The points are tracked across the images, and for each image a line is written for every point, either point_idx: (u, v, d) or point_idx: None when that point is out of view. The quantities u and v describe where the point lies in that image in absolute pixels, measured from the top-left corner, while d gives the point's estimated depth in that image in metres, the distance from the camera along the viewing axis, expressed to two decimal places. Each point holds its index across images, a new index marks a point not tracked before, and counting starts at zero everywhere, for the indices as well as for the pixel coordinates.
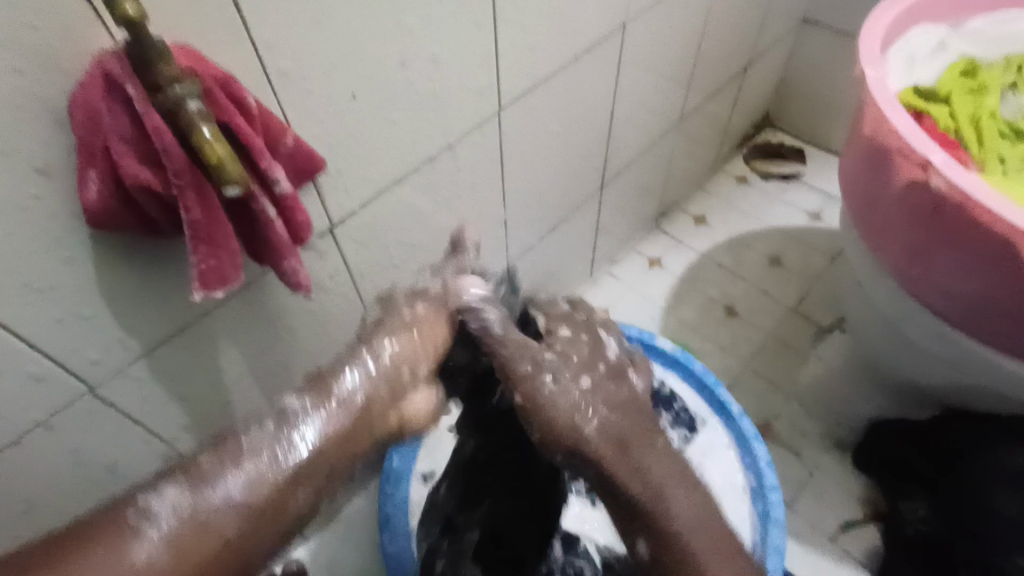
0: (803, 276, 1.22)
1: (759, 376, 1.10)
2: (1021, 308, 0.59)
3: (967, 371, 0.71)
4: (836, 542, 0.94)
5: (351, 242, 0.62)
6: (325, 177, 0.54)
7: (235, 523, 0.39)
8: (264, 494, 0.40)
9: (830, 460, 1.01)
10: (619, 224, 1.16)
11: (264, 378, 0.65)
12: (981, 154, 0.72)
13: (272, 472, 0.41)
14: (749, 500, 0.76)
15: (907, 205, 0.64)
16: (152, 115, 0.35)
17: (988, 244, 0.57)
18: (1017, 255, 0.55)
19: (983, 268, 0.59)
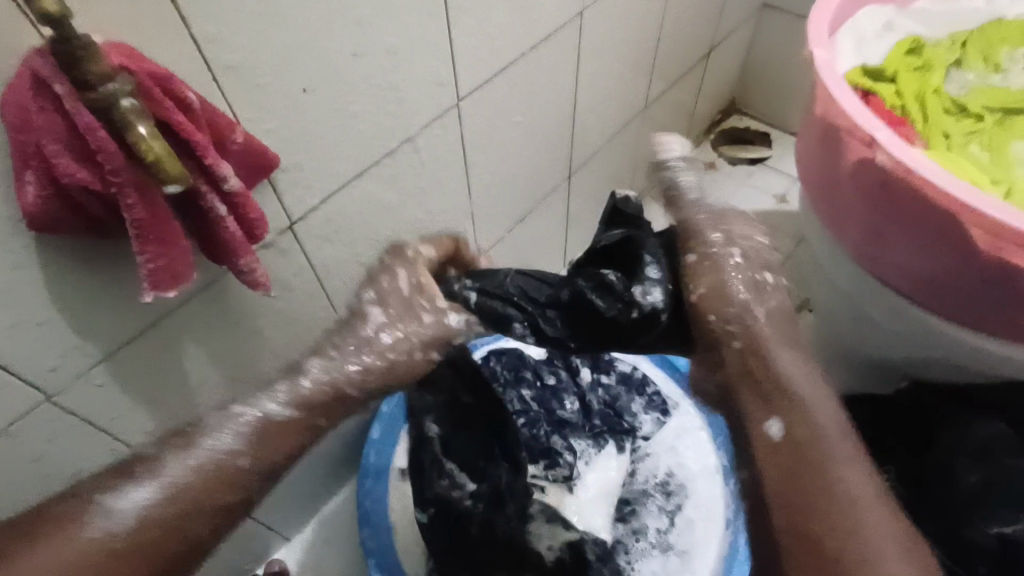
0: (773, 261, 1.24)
1: None
2: (975, 280, 0.60)
3: (929, 343, 0.72)
4: None
5: (315, 240, 0.62)
6: (281, 173, 0.53)
7: (173, 516, 0.44)
8: (201, 485, 0.45)
9: None
10: (590, 215, 1.17)
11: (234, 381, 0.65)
12: (925, 129, 0.73)
13: (213, 466, 0.46)
14: (721, 480, 0.84)
15: (863, 187, 0.65)
16: (85, 116, 0.35)
17: (938, 215, 0.59)
18: (965, 225, 0.57)
19: (937, 241, 0.61)
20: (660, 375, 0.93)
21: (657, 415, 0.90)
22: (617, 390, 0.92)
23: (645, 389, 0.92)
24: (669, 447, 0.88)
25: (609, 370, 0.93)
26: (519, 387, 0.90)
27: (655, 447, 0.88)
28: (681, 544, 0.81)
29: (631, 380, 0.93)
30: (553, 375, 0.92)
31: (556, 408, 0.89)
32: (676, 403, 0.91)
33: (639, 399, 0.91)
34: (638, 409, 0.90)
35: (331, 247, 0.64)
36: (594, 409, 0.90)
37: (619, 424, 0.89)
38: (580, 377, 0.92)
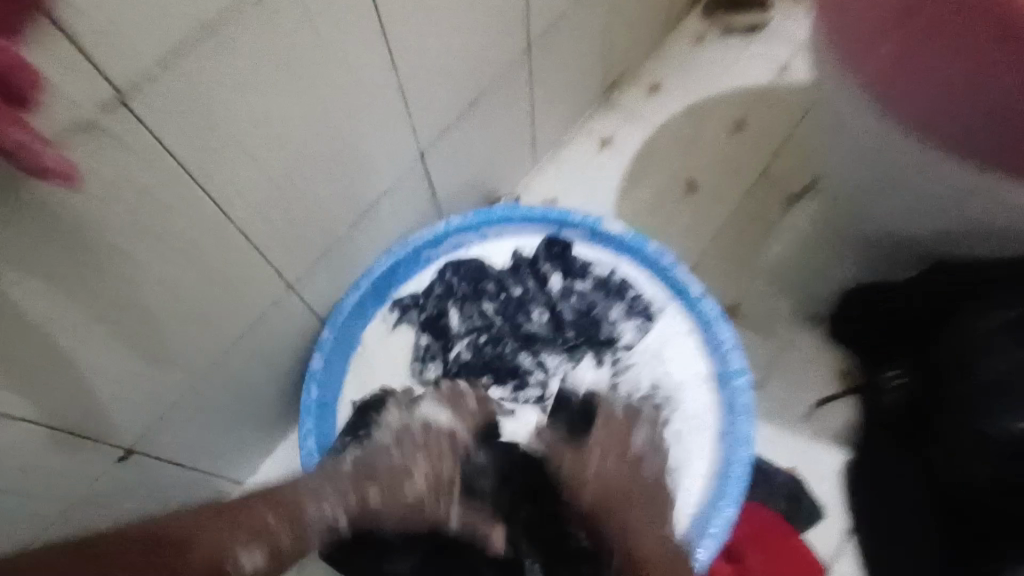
0: (771, 139, 1.08)
1: (725, 253, 0.98)
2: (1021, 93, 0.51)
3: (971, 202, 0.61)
4: (810, 420, 0.86)
5: (165, 123, 0.47)
6: (71, 7, 0.38)
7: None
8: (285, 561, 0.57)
9: (804, 335, 0.92)
10: (558, 97, 1.01)
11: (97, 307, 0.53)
12: None
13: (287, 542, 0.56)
14: (715, 388, 0.74)
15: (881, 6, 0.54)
16: None
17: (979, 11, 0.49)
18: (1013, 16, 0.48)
19: (973, 48, 0.51)
20: (647, 277, 0.80)
21: (641, 323, 0.78)
22: (595, 297, 0.80)
23: (626, 294, 0.80)
24: (652, 355, 0.77)
25: (585, 274, 0.81)
26: (479, 301, 0.81)
27: (641, 357, 0.77)
28: (670, 463, 0.72)
29: (610, 283, 0.80)
30: (519, 284, 0.82)
31: (524, 322, 0.80)
32: (663, 308, 0.78)
33: (618, 306, 0.80)
34: (618, 316, 0.79)
35: (193, 132, 0.50)
36: (569, 320, 0.79)
37: (597, 334, 0.78)
38: (549, 285, 0.81)
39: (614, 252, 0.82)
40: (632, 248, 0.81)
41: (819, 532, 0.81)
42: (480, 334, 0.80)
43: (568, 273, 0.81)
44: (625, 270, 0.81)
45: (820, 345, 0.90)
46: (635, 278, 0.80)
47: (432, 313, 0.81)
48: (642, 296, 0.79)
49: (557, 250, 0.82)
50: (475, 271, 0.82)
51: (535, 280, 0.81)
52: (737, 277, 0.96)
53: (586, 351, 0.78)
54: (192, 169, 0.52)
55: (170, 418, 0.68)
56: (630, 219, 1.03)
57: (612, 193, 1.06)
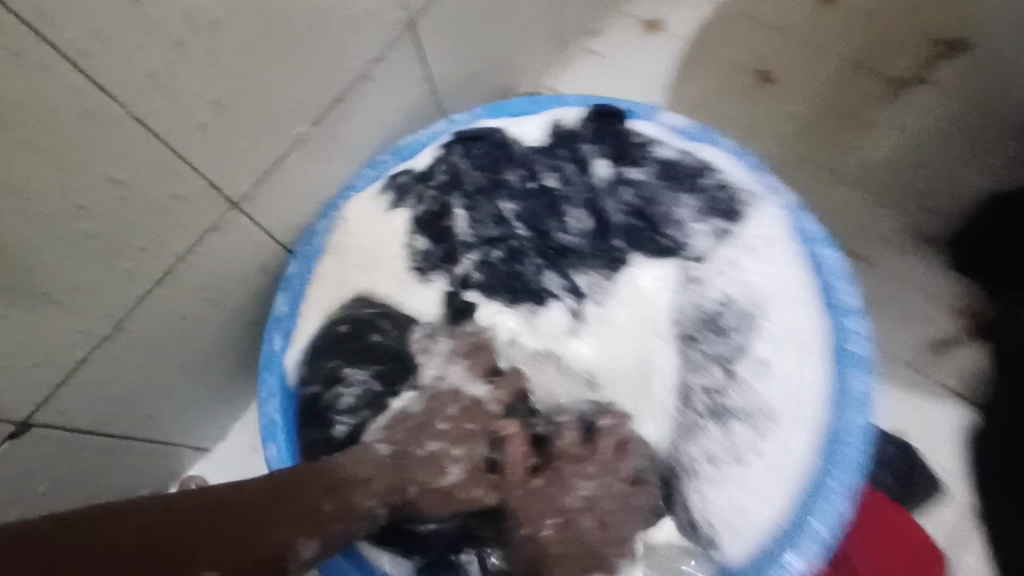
0: (869, 10, 0.83)
1: (809, 159, 0.76)
2: None
3: None
4: (923, 372, 0.66)
5: None
6: None
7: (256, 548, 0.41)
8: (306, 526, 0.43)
9: (914, 261, 0.70)
10: None
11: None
12: None
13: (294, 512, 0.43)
14: (816, 321, 0.53)
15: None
16: None
17: None
18: None
19: None
20: (731, 164, 0.59)
21: (720, 226, 0.59)
22: (655, 190, 0.61)
23: (698, 186, 0.60)
24: (730, 271, 0.57)
25: (643, 159, 0.62)
26: (497, 195, 0.64)
27: (713, 269, 0.58)
28: (742, 407, 0.54)
29: (677, 169, 0.61)
30: (552, 172, 0.64)
31: (552, 229, 0.64)
32: (756, 205, 0.58)
33: (687, 200, 0.60)
34: (685, 217, 0.60)
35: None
36: (614, 225, 0.63)
37: (653, 240, 0.61)
38: (593, 172, 0.63)
39: (684, 128, 0.61)
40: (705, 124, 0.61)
41: (937, 518, 0.61)
42: (496, 246, 0.65)
43: (619, 159, 0.63)
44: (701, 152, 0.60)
45: (935, 275, 0.69)
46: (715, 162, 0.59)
47: (434, 209, 0.64)
48: (725, 186, 0.59)
49: (607, 125, 0.63)
50: (495, 156, 0.64)
51: (573, 168, 0.64)
52: (823, 189, 0.74)
53: (634, 260, 0.62)
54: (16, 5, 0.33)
55: (85, 379, 0.51)
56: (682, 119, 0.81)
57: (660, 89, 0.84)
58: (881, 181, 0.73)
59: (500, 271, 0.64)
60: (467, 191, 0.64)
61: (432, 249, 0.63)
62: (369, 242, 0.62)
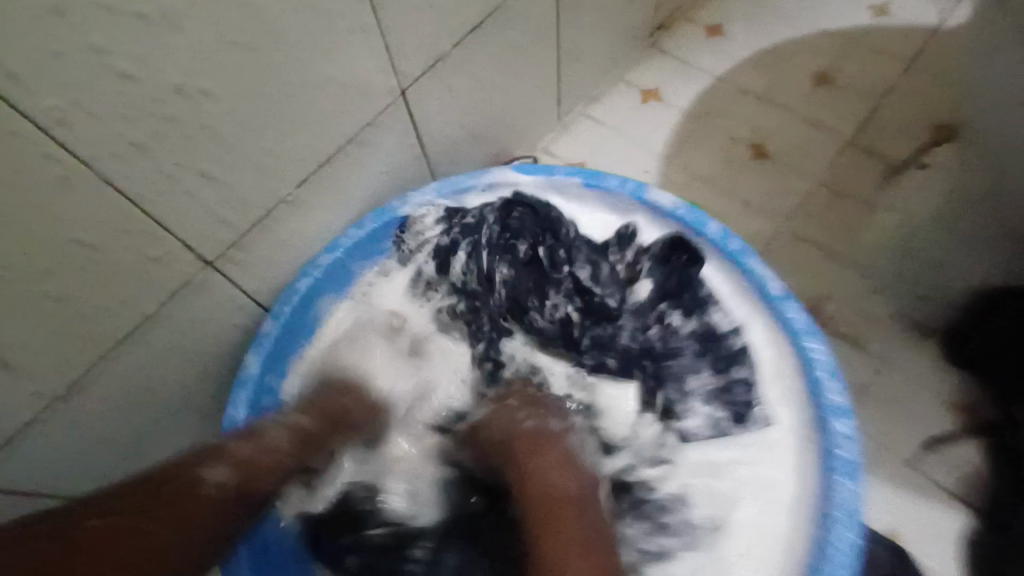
0: (865, 96, 0.86)
1: (804, 237, 0.77)
2: None
3: None
4: (919, 469, 0.64)
5: None
6: None
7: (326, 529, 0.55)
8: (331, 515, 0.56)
9: (911, 351, 0.69)
10: (595, 33, 0.81)
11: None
12: None
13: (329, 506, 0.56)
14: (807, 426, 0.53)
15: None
16: None
17: None
18: None
19: None
20: (778, 368, 0.56)
21: (723, 418, 0.55)
22: (682, 344, 0.58)
23: (726, 370, 0.57)
24: (714, 446, 0.55)
25: (692, 312, 0.59)
26: (500, 257, 0.60)
27: (681, 456, 0.56)
28: None
29: (715, 342, 0.57)
30: (585, 269, 0.60)
31: (533, 304, 0.60)
32: (769, 422, 0.54)
33: (706, 375, 0.57)
34: (694, 389, 0.57)
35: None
36: (620, 346, 0.59)
37: (652, 391, 0.57)
38: (632, 291, 0.60)
39: (756, 306, 0.58)
40: (772, 312, 0.57)
41: None
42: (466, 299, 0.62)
43: (664, 300, 0.59)
44: (750, 335, 0.57)
45: (928, 366, 0.68)
46: (758, 354, 0.56)
47: (446, 244, 0.62)
48: (748, 386, 0.56)
49: (676, 262, 0.59)
50: (534, 226, 0.61)
51: (608, 274, 0.60)
52: (819, 271, 0.75)
53: (614, 378, 0.59)
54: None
55: (44, 433, 0.49)
56: (680, 191, 0.82)
57: (657, 157, 0.85)
58: (875, 263, 0.74)
59: (460, 323, 0.63)
60: (478, 239, 0.61)
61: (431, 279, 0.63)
62: (360, 285, 0.64)
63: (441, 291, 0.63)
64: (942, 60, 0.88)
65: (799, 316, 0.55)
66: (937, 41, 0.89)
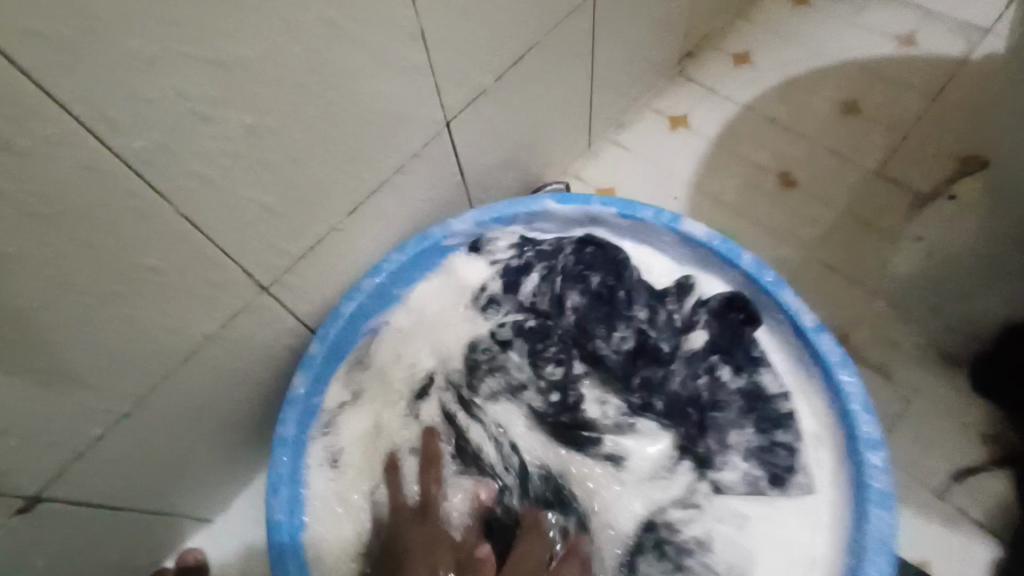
0: (891, 125, 0.88)
1: (831, 265, 0.78)
2: None
3: None
4: (946, 499, 0.65)
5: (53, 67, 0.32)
6: None
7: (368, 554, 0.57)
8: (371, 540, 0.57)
9: (938, 380, 0.70)
10: (626, 63, 0.84)
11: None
12: None
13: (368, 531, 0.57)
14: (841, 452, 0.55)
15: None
16: None
17: None
18: None
19: None
20: (823, 439, 0.56)
21: (759, 475, 0.56)
22: (728, 398, 0.59)
23: (769, 432, 0.57)
24: (748, 497, 0.55)
25: (742, 369, 0.60)
26: (574, 286, 0.65)
27: (710, 507, 0.56)
28: None
29: (763, 402, 0.58)
30: (644, 312, 0.63)
31: (600, 332, 0.63)
32: (809, 490, 0.55)
33: (749, 433, 0.57)
34: (735, 443, 0.57)
35: (82, 68, 0.34)
36: (670, 390, 0.60)
37: (691, 440, 0.58)
38: (689, 339, 0.62)
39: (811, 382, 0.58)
40: (823, 383, 0.57)
41: None
42: (535, 317, 0.65)
43: (717, 355, 0.60)
44: (799, 404, 0.58)
45: (955, 396, 0.69)
46: (804, 421, 0.57)
47: (518, 266, 0.67)
48: (792, 451, 0.56)
49: (732, 319, 0.61)
50: (605, 263, 0.66)
51: (665, 320, 0.63)
52: (846, 299, 0.76)
53: (659, 422, 0.59)
54: (97, 130, 0.36)
55: (106, 446, 0.52)
56: (708, 218, 0.84)
57: (684, 183, 0.87)
58: (903, 293, 0.75)
59: (522, 341, 0.64)
60: (554, 265, 0.66)
61: (498, 297, 0.66)
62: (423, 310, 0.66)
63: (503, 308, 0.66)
64: (969, 91, 0.89)
65: (830, 344, 0.57)
66: (964, 72, 0.90)
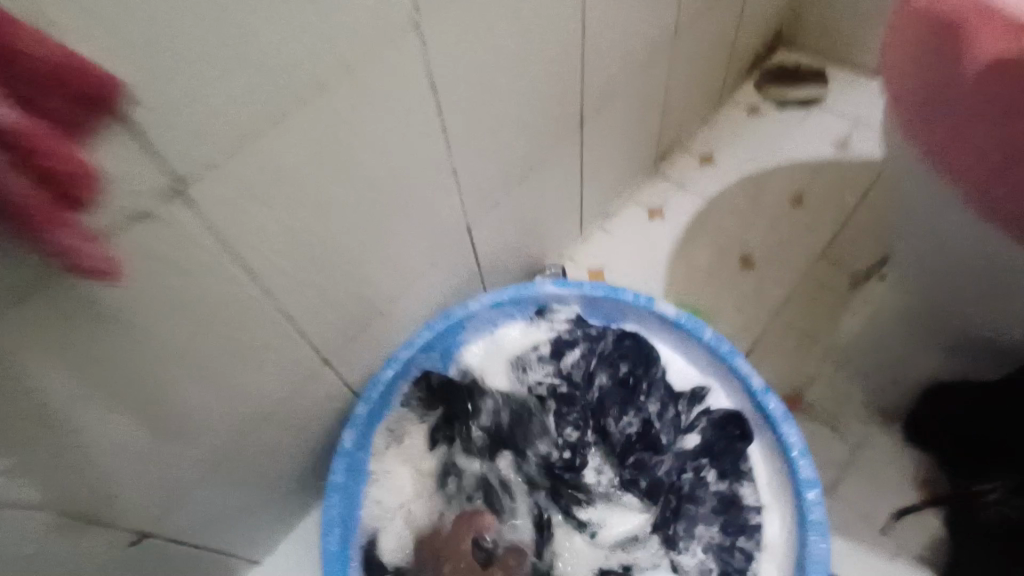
0: (833, 215, 1.05)
1: (788, 335, 0.93)
2: None
3: None
4: (889, 535, 0.77)
5: (230, 220, 0.47)
6: (149, 112, 0.38)
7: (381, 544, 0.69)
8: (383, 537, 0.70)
9: (879, 433, 0.84)
10: (609, 167, 1.01)
11: (126, 394, 0.50)
12: None
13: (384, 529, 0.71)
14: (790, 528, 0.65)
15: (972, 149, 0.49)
16: None
17: None
18: None
19: None
20: (781, 539, 0.65)
21: (713, 569, 0.64)
22: (705, 496, 0.67)
23: (733, 534, 0.66)
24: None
25: (727, 475, 0.68)
26: (602, 368, 0.75)
27: None
28: None
29: (734, 506, 0.67)
30: (655, 404, 0.73)
31: (611, 415, 0.73)
32: None
33: (714, 531, 0.66)
34: (699, 534, 0.66)
35: (252, 223, 0.49)
36: (655, 478, 0.69)
37: (663, 522, 0.67)
38: (683, 440, 0.71)
39: (782, 488, 0.67)
40: (773, 442, 0.69)
41: None
42: (566, 384, 0.75)
43: (705, 456, 0.70)
44: (769, 515, 0.67)
45: (894, 446, 0.83)
46: (769, 526, 0.66)
47: (565, 339, 0.78)
48: (747, 556, 0.65)
49: (729, 432, 0.70)
50: (637, 356, 0.75)
51: (670, 417, 0.72)
52: (800, 363, 0.90)
53: (642, 499, 0.70)
54: (250, 259, 0.51)
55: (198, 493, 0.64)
56: (684, 295, 0.99)
57: (662, 264, 1.03)
58: (848, 358, 0.89)
59: (548, 404, 0.75)
60: (592, 347, 0.76)
61: (544, 357, 0.77)
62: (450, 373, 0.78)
63: (543, 370, 0.77)
64: None
65: (795, 438, 0.67)
66: None
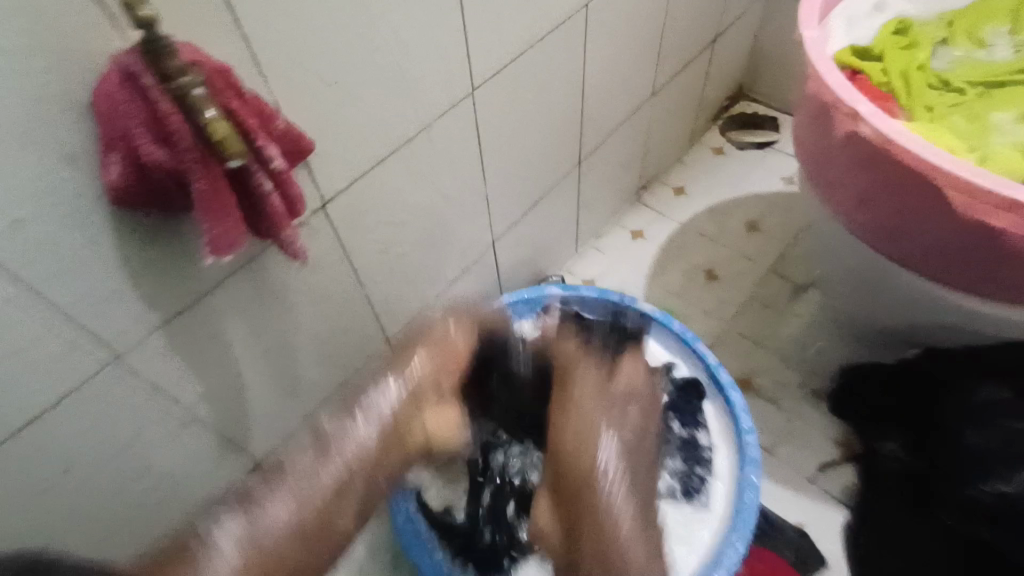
0: (781, 238, 1.30)
1: (742, 333, 1.17)
2: (950, 244, 0.64)
3: (916, 306, 0.78)
4: (816, 483, 1.00)
5: (350, 232, 0.69)
6: (316, 159, 0.60)
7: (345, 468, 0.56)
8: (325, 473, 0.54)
9: (811, 407, 1.07)
10: (601, 197, 1.25)
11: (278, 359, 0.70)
12: (909, 103, 0.74)
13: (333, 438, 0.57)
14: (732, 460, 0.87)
15: (852, 188, 0.70)
16: (171, 116, 0.38)
17: (917, 180, 0.62)
18: (932, 190, 0.61)
19: (908, 201, 0.64)
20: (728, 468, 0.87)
21: (678, 491, 0.85)
22: (671, 439, 0.89)
23: (692, 465, 0.87)
24: (668, 498, 0.85)
25: (687, 423, 0.90)
26: None
27: None
28: None
29: (693, 445, 0.89)
30: None
31: None
32: (708, 506, 0.84)
33: (678, 463, 0.87)
34: (667, 466, 0.87)
35: (361, 234, 0.70)
36: None
37: None
38: None
39: (729, 437, 0.89)
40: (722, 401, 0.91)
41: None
42: None
43: (671, 410, 0.92)
44: (718, 450, 0.89)
45: (821, 418, 1.06)
46: (719, 459, 0.88)
47: None
48: (703, 480, 0.86)
49: (688, 391, 0.93)
50: None
51: None
52: (752, 354, 1.14)
53: None
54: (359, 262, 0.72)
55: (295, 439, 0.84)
56: (661, 301, 1.23)
57: (643, 276, 1.26)
58: (789, 350, 1.13)
59: None
60: None
61: None
62: None
63: None
64: None
65: (738, 397, 0.90)
66: None
